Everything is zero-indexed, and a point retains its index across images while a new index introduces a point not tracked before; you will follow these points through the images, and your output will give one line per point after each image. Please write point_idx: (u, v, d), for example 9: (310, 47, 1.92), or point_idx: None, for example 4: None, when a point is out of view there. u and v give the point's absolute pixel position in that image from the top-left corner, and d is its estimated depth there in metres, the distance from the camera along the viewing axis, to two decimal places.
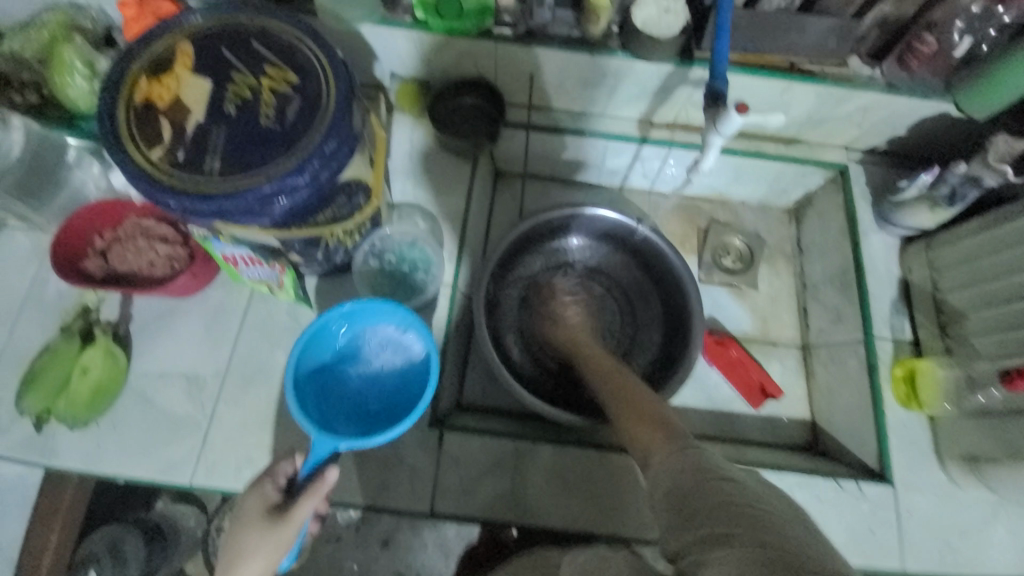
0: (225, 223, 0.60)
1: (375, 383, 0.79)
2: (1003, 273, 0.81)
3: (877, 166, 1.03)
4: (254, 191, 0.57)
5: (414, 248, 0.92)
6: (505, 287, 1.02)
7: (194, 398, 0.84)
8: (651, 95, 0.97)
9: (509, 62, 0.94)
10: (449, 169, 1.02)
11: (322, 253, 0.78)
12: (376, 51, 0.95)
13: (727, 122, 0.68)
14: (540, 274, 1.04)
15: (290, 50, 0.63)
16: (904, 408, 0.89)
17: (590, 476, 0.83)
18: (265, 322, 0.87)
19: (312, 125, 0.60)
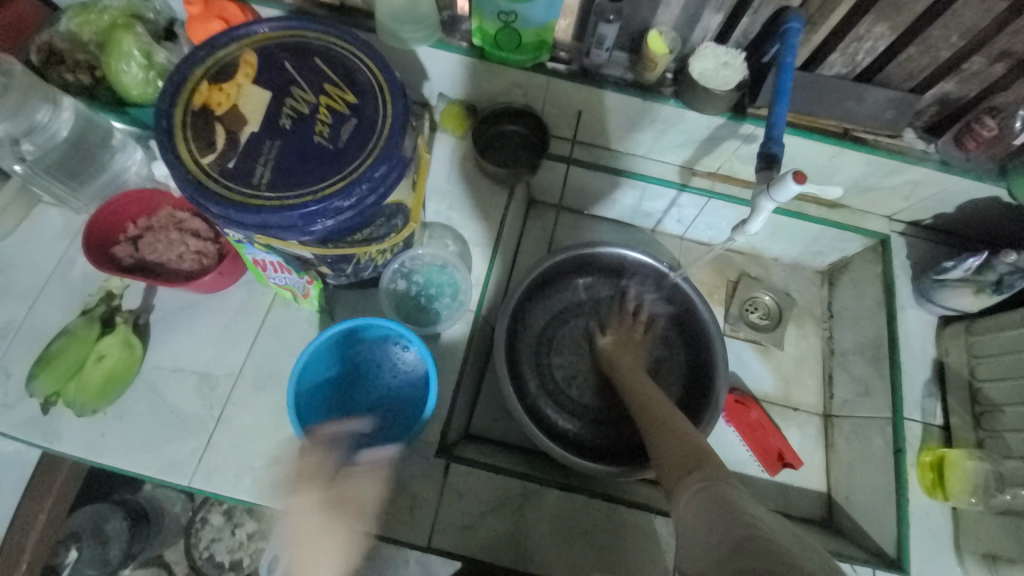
0: (266, 236, 0.59)
1: (370, 402, 0.78)
2: None
3: (919, 240, 1.01)
4: (299, 209, 0.56)
5: (443, 272, 0.89)
6: (528, 318, 1.00)
7: (204, 397, 0.83)
8: (697, 144, 0.97)
9: (559, 96, 0.94)
10: (485, 194, 1.02)
11: (352, 267, 0.77)
12: (429, 71, 0.95)
13: (782, 190, 0.66)
14: (565, 309, 1.02)
15: (352, 70, 0.63)
16: (928, 496, 0.84)
17: (594, 526, 0.80)
18: (285, 328, 0.87)
19: (365, 148, 0.59)
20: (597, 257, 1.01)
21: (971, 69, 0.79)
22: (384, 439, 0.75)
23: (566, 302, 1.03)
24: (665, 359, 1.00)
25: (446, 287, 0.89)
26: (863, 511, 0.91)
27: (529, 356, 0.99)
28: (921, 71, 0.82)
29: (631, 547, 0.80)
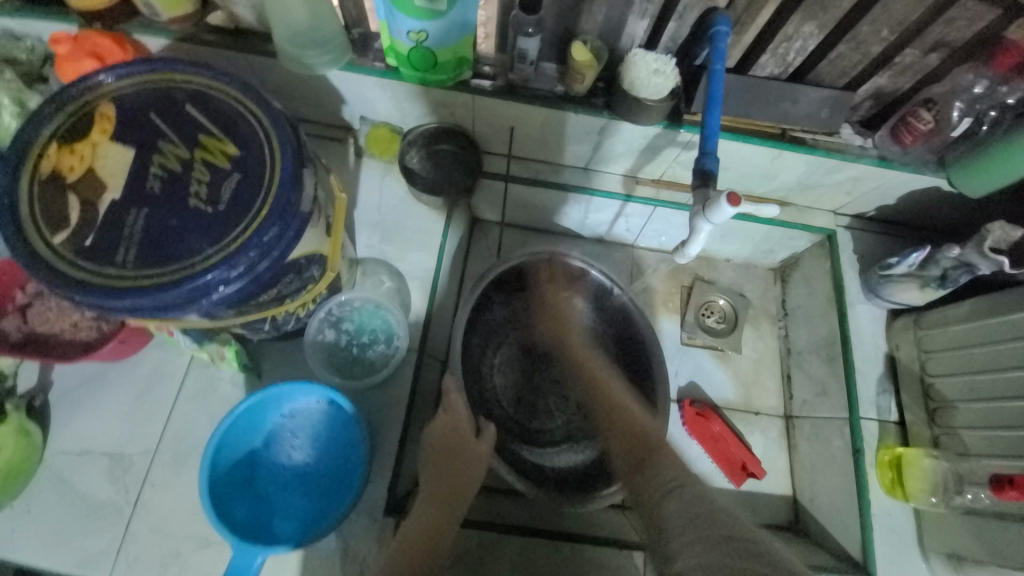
0: (144, 319, 0.52)
1: (305, 473, 0.72)
2: (995, 366, 0.77)
3: (865, 233, 1.00)
4: (177, 289, 0.49)
5: (377, 314, 0.83)
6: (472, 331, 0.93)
7: (118, 481, 0.75)
8: (637, 153, 0.92)
9: (489, 112, 0.87)
10: (421, 221, 0.95)
11: (269, 325, 0.69)
12: (345, 95, 0.87)
13: (717, 212, 0.63)
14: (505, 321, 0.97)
15: (232, 117, 0.56)
16: (889, 496, 0.84)
17: (557, 565, 0.77)
18: (206, 392, 0.79)
19: (250, 208, 0.52)
20: (536, 264, 0.94)
21: (903, 62, 0.77)
22: (321, 511, 0.69)
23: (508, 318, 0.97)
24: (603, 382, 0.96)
25: (380, 330, 0.83)
26: (828, 515, 0.90)
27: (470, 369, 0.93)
28: (854, 67, 0.79)
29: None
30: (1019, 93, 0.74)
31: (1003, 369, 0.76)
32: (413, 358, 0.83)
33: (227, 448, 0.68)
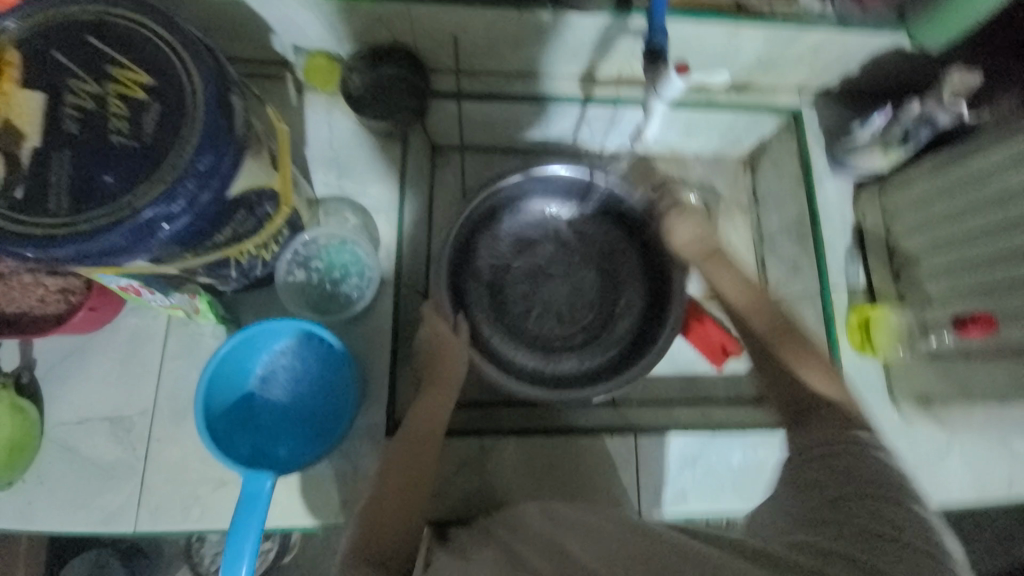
0: (93, 266, 0.51)
1: (298, 405, 0.74)
2: (955, 217, 0.79)
3: (830, 108, 0.99)
4: (120, 230, 0.48)
5: (344, 249, 0.82)
6: (479, 250, 0.96)
7: (123, 441, 0.77)
8: (591, 50, 0.88)
9: (427, 20, 0.81)
10: (378, 153, 0.93)
11: (236, 270, 0.68)
12: (272, 22, 0.81)
13: (668, 88, 0.61)
14: (514, 240, 0.98)
15: (140, 44, 0.52)
16: (858, 354, 0.88)
17: (556, 459, 0.82)
18: (189, 348, 0.80)
19: (178, 138, 0.50)
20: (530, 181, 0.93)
21: None
22: (320, 438, 0.72)
23: (512, 238, 0.98)
24: (620, 286, 0.97)
25: (350, 266, 0.83)
26: None
27: (484, 290, 0.96)
28: None
29: (597, 470, 0.83)
30: None
31: (961, 218, 0.78)
32: (390, 289, 0.84)
33: (216, 387, 0.69)
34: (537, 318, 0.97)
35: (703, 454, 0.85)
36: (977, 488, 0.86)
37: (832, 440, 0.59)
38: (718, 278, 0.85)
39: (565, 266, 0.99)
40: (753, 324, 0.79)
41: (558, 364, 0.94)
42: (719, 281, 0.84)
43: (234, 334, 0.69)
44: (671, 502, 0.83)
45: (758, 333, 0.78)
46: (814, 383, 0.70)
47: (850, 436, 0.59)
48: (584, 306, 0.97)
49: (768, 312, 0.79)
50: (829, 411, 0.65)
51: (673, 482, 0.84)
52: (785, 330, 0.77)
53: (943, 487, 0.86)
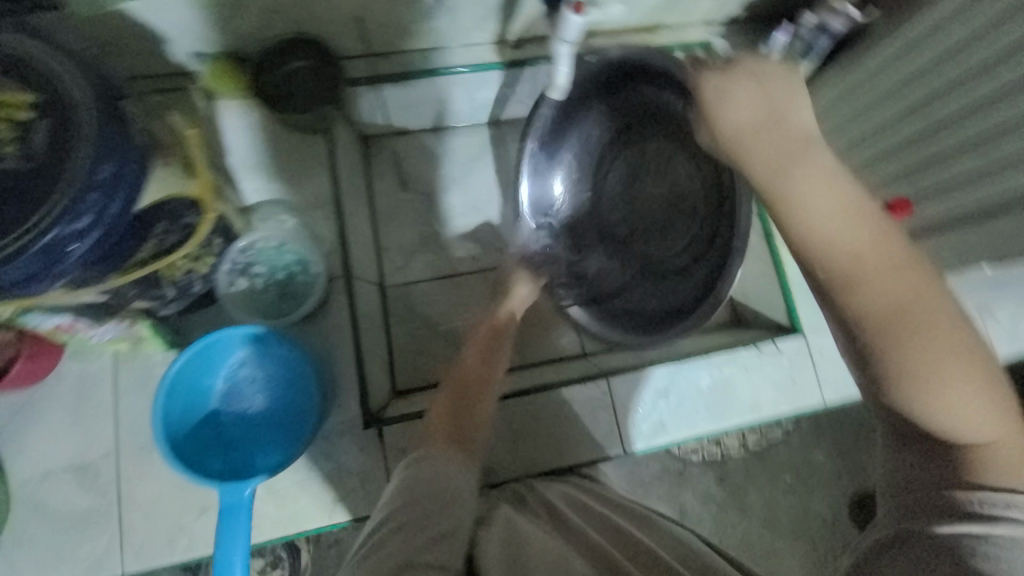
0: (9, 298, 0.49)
1: (266, 414, 0.73)
2: None
3: (737, 36, 1.02)
4: (28, 254, 0.46)
5: (285, 251, 0.81)
6: (559, 208, 0.92)
7: (92, 487, 0.74)
8: (499, 11, 0.87)
9: (325, 4, 0.79)
10: (303, 151, 0.91)
11: (173, 289, 0.67)
12: (162, 30, 0.78)
13: (567, 27, 0.62)
14: (585, 177, 0.93)
15: (12, 62, 0.49)
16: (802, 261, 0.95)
17: (535, 415, 0.85)
18: (144, 381, 0.77)
19: (71, 150, 0.48)
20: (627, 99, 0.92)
21: None
22: (294, 440, 0.72)
23: (584, 174, 0.93)
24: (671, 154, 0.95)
25: (295, 267, 0.81)
26: (758, 301, 1.00)
27: (595, 232, 0.94)
28: None
29: (574, 418, 0.86)
30: None
31: None
32: (341, 284, 0.82)
33: (174, 409, 0.67)
34: (640, 234, 0.94)
35: (673, 384, 0.87)
36: None
37: (931, 493, 0.47)
38: (828, 215, 0.44)
39: (625, 172, 0.94)
40: (881, 289, 0.43)
41: (695, 268, 0.91)
42: (844, 239, 0.43)
43: (182, 353, 0.67)
44: (651, 433, 0.86)
45: (886, 306, 0.43)
46: (944, 398, 0.44)
47: (974, 512, 0.44)
48: (675, 191, 0.94)
49: (905, 274, 0.44)
50: (963, 461, 0.46)
51: (650, 414, 0.87)
52: (907, 308, 0.43)
53: None
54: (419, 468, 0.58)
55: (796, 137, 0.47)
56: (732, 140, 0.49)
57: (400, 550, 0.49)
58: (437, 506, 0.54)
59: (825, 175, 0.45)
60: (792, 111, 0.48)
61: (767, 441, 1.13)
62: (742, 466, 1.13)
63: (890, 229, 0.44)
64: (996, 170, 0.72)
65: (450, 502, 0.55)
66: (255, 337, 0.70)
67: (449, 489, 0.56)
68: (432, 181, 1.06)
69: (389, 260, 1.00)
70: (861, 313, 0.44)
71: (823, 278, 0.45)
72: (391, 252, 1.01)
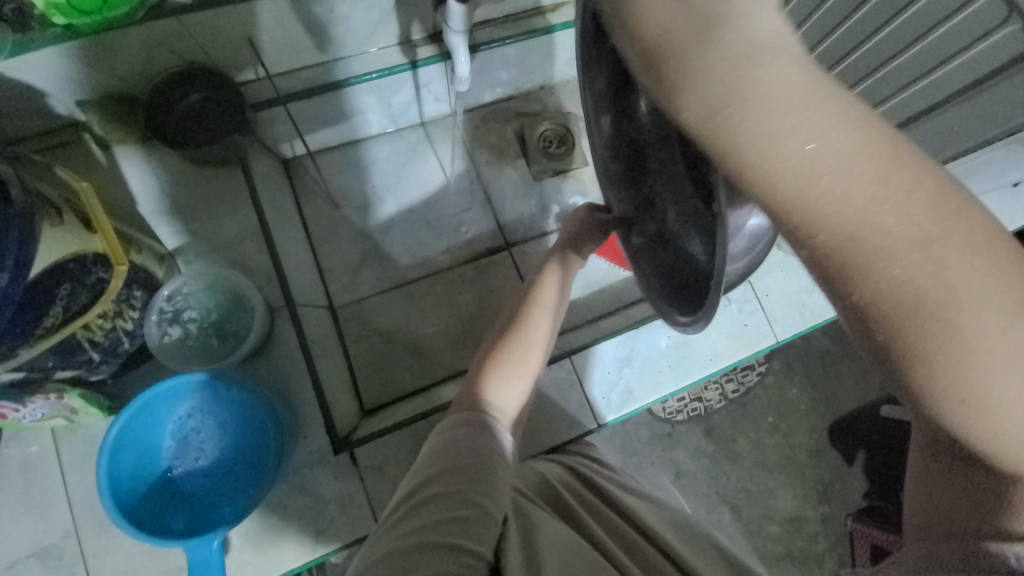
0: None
1: (226, 459, 0.72)
2: None
3: None
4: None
5: (215, 292, 0.77)
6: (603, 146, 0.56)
7: (58, 570, 0.70)
8: (393, 12, 0.86)
9: (210, 29, 0.76)
10: (220, 186, 0.88)
11: (99, 348, 0.64)
12: (37, 85, 0.73)
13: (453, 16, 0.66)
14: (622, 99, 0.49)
15: None
16: None
17: None
18: (94, 450, 0.73)
19: None
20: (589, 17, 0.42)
21: None
22: (258, 479, 0.70)
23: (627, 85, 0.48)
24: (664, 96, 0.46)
25: (230, 307, 0.78)
26: None
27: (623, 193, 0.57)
28: None
29: (545, 402, 0.86)
30: None
31: None
32: (285, 313, 0.82)
33: (124, 470, 0.65)
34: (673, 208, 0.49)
35: (634, 349, 0.90)
36: None
37: (970, 523, 0.34)
38: (807, 161, 0.27)
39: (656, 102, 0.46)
40: (905, 267, 0.27)
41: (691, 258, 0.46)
42: (829, 189, 0.27)
43: (121, 414, 0.64)
44: (622, 401, 0.88)
45: (901, 293, 0.27)
46: (1007, 424, 0.27)
47: (1000, 559, 0.33)
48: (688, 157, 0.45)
49: (937, 254, 0.26)
50: (992, 502, 0.32)
51: (617, 383, 0.89)
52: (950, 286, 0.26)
53: None
54: (455, 438, 0.56)
55: (730, 57, 0.29)
56: (654, 68, 0.30)
57: (434, 524, 0.47)
58: (473, 482, 0.51)
59: (795, 103, 0.28)
60: (730, 14, 0.29)
61: (744, 387, 1.17)
62: (725, 414, 1.17)
63: (903, 173, 0.27)
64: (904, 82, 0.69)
65: (489, 475, 0.53)
66: (199, 385, 0.67)
67: (486, 462, 0.54)
68: (366, 192, 1.04)
69: (334, 280, 0.97)
70: (875, 306, 0.28)
71: (811, 255, 0.29)
72: (335, 271, 0.98)
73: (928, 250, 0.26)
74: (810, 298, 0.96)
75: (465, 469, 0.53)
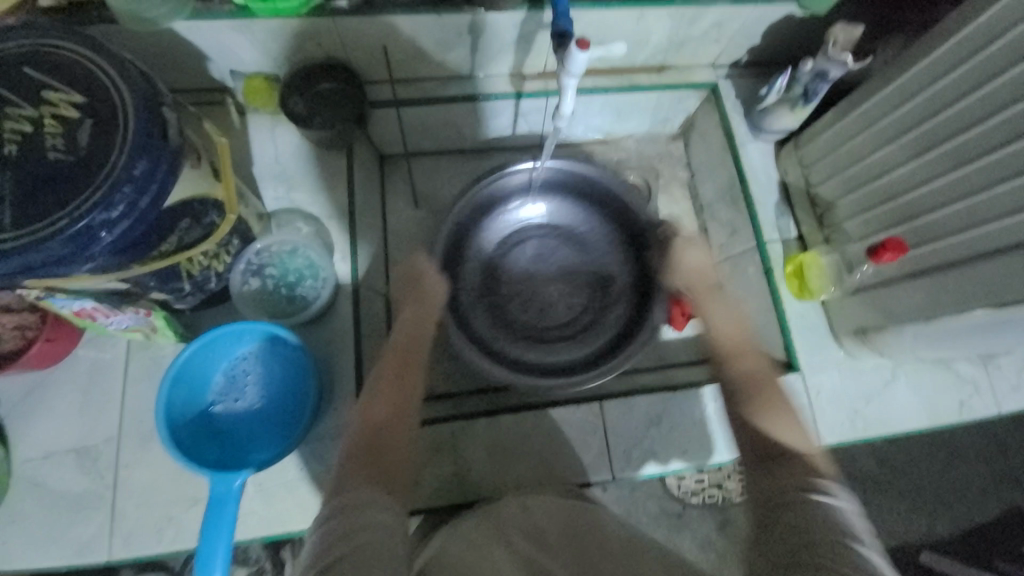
0: (42, 275, 0.53)
1: (265, 409, 0.76)
2: (864, 155, 0.84)
3: (742, 78, 1.07)
4: (63, 237, 0.50)
5: (296, 256, 0.85)
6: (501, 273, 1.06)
7: (91, 470, 0.77)
8: (514, 46, 0.93)
9: (355, 33, 0.86)
10: (323, 165, 0.95)
11: (189, 283, 0.71)
12: (206, 50, 0.86)
13: (572, 63, 0.66)
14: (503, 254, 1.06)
15: (71, 65, 0.55)
16: (798, 299, 0.94)
17: (526, 435, 0.85)
18: (154, 370, 0.80)
19: (110, 147, 0.52)
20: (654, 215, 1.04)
21: None
22: (288, 435, 0.74)
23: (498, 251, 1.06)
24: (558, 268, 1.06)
25: (305, 272, 0.85)
26: None
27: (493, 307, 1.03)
28: None
29: (567, 442, 0.85)
30: None
31: (868, 155, 0.82)
32: (348, 291, 0.88)
33: (178, 394, 0.71)
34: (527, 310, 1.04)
35: (666, 413, 0.88)
36: (924, 408, 0.92)
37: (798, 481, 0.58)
38: (720, 312, 0.81)
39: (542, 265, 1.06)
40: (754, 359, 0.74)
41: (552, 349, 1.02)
42: (726, 321, 0.80)
43: (193, 343, 0.70)
44: (642, 462, 0.86)
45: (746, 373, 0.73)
46: (790, 423, 0.65)
47: (816, 489, 0.56)
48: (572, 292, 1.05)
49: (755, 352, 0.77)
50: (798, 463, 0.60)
51: (641, 442, 0.87)
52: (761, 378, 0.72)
53: (894, 412, 0.92)
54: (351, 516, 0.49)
55: (697, 264, 0.87)
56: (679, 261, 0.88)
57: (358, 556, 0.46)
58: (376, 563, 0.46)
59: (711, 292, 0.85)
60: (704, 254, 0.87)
61: None
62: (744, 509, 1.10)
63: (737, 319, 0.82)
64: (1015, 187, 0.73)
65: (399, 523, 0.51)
66: (268, 335, 0.75)
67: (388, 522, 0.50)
68: (445, 199, 1.11)
69: None
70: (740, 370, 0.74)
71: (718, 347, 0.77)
72: None
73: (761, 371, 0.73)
74: (864, 409, 0.91)
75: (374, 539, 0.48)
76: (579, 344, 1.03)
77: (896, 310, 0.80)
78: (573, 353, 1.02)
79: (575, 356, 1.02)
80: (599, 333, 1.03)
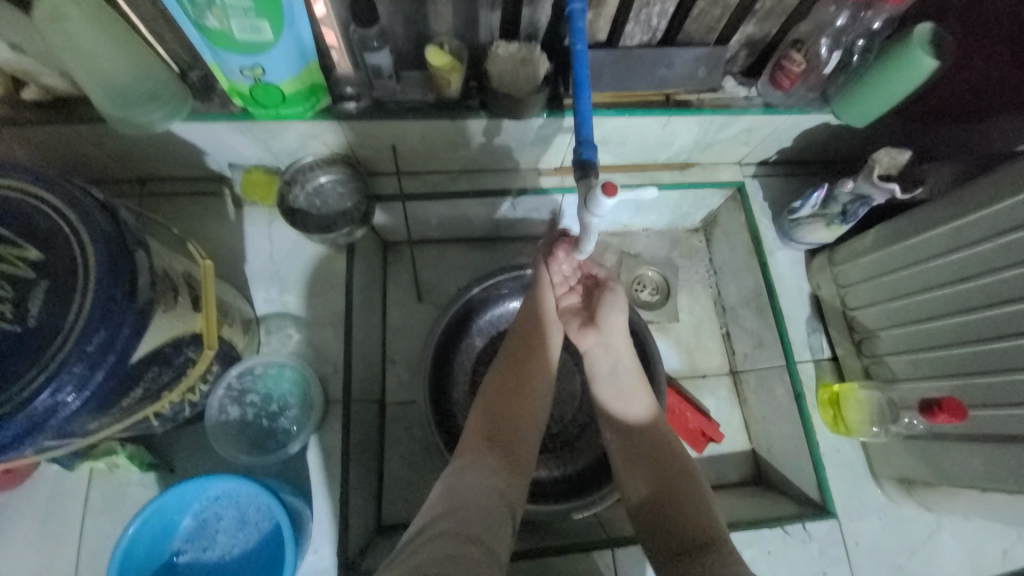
0: None
1: (239, 554, 0.70)
2: (915, 292, 0.76)
3: (773, 178, 0.99)
4: (15, 420, 0.45)
5: (284, 376, 0.81)
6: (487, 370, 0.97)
7: None
8: (530, 145, 0.87)
9: (362, 134, 0.80)
10: (321, 264, 0.89)
11: (159, 419, 0.67)
12: (203, 146, 0.81)
13: (597, 207, 0.59)
14: (487, 349, 0.97)
15: (30, 217, 0.51)
16: (833, 432, 0.86)
17: None
18: (121, 498, 0.73)
19: (63, 318, 0.47)
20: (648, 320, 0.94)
21: (764, 7, 0.74)
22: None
23: (490, 349, 0.98)
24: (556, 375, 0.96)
25: (290, 398, 0.80)
26: (786, 463, 0.92)
27: None
28: (718, 20, 0.76)
29: None
30: (881, 18, 0.74)
31: (922, 292, 0.75)
32: (337, 410, 0.80)
33: (143, 541, 0.65)
34: None
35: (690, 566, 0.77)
36: (973, 567, 0.80)
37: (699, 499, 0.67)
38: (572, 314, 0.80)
39: None
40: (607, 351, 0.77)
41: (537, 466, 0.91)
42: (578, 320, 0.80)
43: (140, 512, 0.64)
44: None
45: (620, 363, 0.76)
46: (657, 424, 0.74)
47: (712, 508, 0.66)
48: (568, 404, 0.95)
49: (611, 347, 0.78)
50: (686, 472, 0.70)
51: None
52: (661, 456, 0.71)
53: (941, 570, 0.80)
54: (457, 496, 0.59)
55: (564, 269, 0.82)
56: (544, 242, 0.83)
57: (428, 557, 0.49)
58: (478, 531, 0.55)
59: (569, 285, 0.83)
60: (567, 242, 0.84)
61: None
62: None
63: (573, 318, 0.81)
64: (971, 308, 0.69)
65: (496, 521, 0.57)
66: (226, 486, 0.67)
67: (488, 508, 0.58)
68: (448, 291, 1.04)
69: (392, 374, 0.95)
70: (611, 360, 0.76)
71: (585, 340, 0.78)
72: (396, 364, 0.96)
73: (680, 477, 0.68)
74: (908, 564, 0.80)
75: (467, 513, 0.56)
76: (562, 460, 0.92)
77: (953, 472, 0.73)
78: (553, 469, 0.91)
79: (556, 474, 0.91)
80: (584, 452, 0.92)
